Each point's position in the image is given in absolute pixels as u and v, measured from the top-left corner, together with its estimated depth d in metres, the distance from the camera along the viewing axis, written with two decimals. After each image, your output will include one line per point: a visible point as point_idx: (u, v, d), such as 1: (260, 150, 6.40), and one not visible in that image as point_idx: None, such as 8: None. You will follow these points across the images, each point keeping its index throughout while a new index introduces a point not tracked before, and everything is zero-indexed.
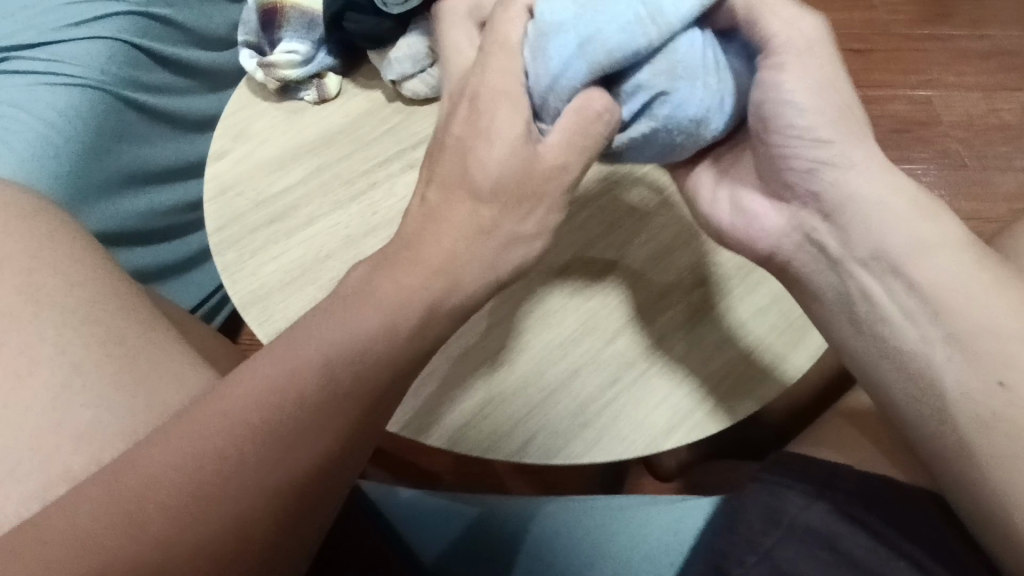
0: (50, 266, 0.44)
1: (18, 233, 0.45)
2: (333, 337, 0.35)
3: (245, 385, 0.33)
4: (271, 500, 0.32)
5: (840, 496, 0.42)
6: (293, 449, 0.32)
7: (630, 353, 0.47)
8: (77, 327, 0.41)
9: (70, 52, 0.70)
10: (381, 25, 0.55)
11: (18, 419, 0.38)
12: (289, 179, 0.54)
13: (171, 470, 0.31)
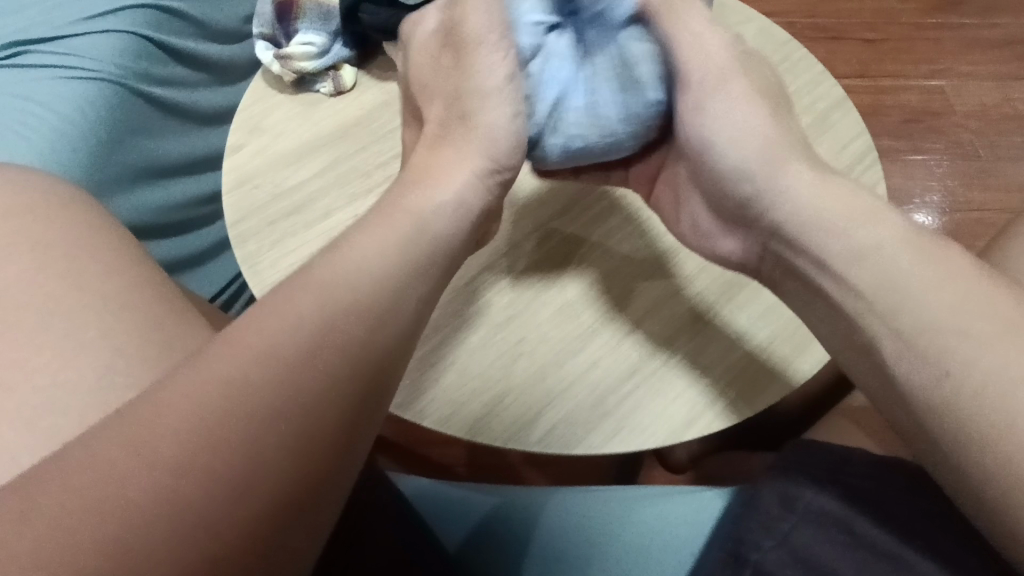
0: (81, 254, 0.44)
1: (49, 223, 0.45)
2: (364, 279, 0.33)
3: (260, 330, 0.31)
4: (300, 460, 0.29)
5: (853, 480, 0.42)
6: (319, 392, 0.30)
7: (649, 347, 0.47)
8: (108, 314, 0.42)
9: (86, 46, 0.70)
10: (396, 17, 0.56)
11: (55, 407, 0.38)
12: (306, 173, 0.54)
13: (164, 441, 0.27)
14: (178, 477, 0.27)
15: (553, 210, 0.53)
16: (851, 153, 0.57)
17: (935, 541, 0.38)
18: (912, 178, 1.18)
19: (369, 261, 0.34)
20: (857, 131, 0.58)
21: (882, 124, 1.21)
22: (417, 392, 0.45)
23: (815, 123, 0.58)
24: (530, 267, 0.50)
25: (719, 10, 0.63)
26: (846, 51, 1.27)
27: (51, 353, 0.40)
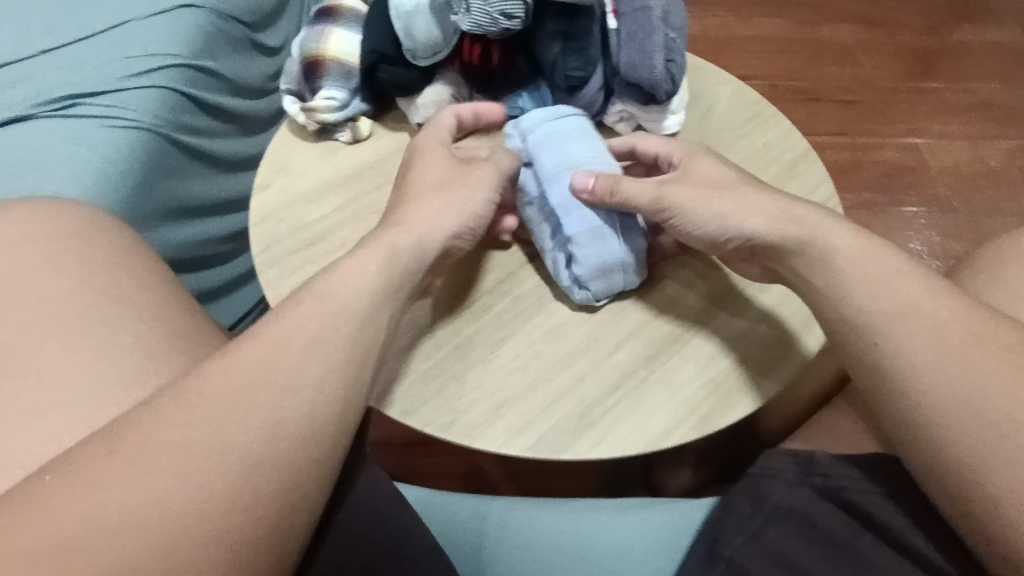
0: (99, 272, 0.49)
1: (71, 245, 0.50)
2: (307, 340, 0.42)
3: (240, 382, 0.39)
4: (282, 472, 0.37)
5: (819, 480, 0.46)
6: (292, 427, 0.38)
7: (629, 366, 0.52)
8: (120, 327, 0.46)
9: (128, 100, 0.78)
10: (410, 76, 0.61)
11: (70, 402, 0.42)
12: (325, 210, 0.60)
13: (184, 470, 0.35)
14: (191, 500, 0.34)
15: None
16: (816, 198, 0.63)
17: (887, 525, 0.43)
18: (892, 228, 1.27)
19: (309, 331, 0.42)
20: (820, 179, 0.64)
21: (862, 179, 1.31)
22: (422, 401, 0.50)
23: (781, 171, 0.65)
24: (524, 292, 0.55)
25: (695, 72, 0.72)
26: (826, 111, 1.39)
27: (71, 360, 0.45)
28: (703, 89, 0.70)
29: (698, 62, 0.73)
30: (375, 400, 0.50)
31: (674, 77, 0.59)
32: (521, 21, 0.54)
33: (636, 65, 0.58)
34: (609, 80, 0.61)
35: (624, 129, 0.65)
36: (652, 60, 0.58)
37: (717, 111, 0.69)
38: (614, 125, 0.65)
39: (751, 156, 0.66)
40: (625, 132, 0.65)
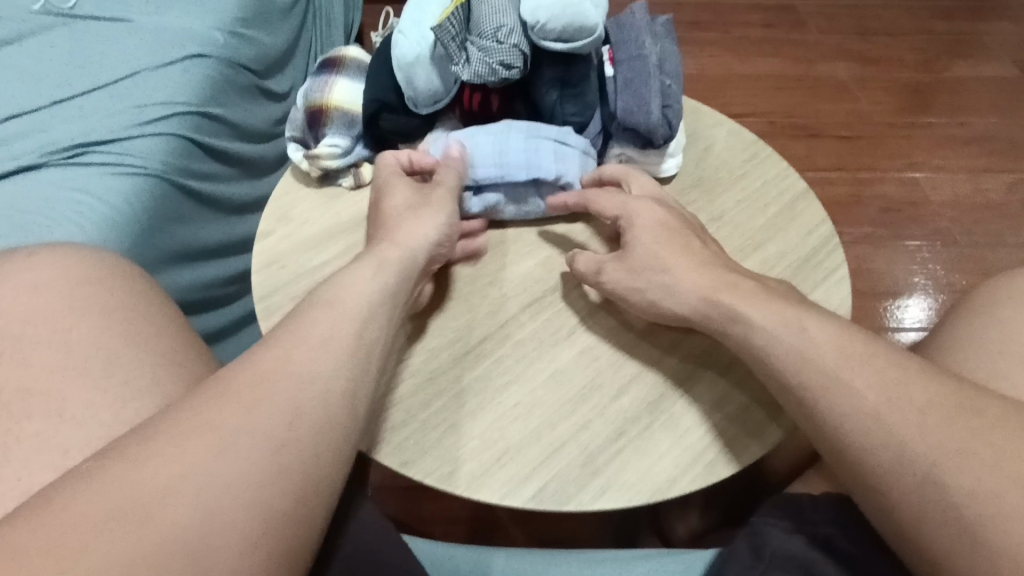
0: (99, 318, 0.49)
1: (72, 289, 0.50)
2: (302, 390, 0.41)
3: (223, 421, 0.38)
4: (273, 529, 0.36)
5: (814, 532, 0.45)
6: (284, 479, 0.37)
7: (632, 412, 0.51)
8: (118, 375, 0.46)
9: (136, 147, 0.79)
10: (411, 123, 0.63)
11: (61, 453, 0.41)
12: (327, 256, 0.61)
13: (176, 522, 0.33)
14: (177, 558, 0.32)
15: (547, 285, 0.58)
16: (816, 238, 0.63)
17: None
18: (895, 261, 1.27)
19: (306, 378, 0.41)
20: (820, 218, 0.65)
21: (863, 213, 1.32)
22: (422, 450, 0.49)
23: (781, 211, 0.65)
24: (525, 337, 0.55)
25: (692, 114, 0.73)
26: (824, 146, 1.40)
27: (65, 412, 0.44)
28: (701, 131, 0.71)
29: (694, 105, 0.74)
30: (374, 450, 0.49)
31: (671, 122, 0.60)
32: (519, 70, 0.56)
33: (633, 111, 0.59)
34: (607, 123, 0.63)
35: None
36: (649, 106, 0.58)
37: (714, 152, 0.70)
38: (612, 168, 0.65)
39: (750, 197, 0.66)
40: None
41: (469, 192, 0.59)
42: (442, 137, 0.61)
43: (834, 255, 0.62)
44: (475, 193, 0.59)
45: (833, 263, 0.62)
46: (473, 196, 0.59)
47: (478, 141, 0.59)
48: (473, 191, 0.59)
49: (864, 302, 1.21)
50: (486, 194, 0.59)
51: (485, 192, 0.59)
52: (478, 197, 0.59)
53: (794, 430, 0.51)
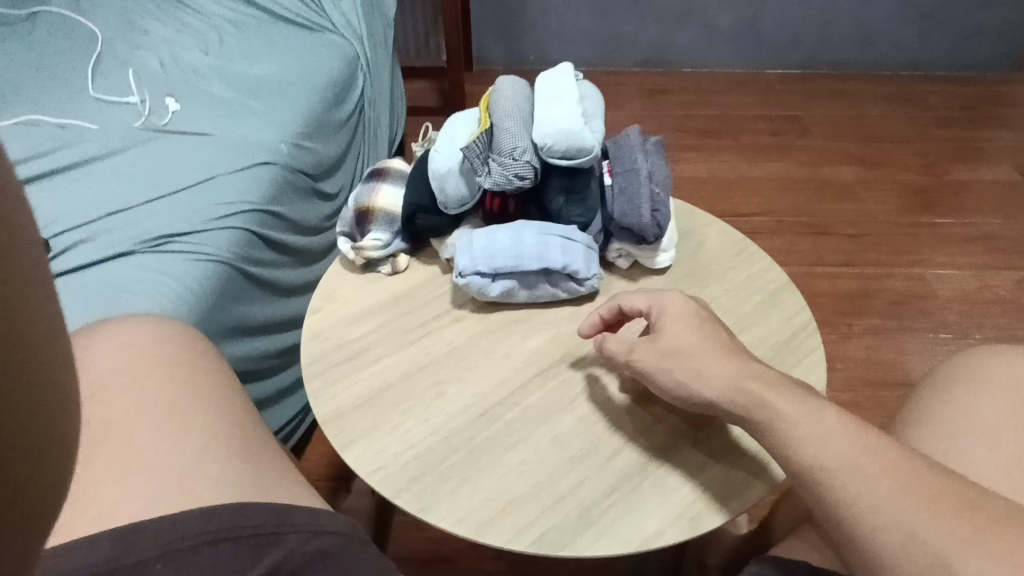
0: None
1: None
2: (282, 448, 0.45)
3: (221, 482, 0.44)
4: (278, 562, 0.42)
5: None
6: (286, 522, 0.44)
7: (625, 471, 0.58)
8: None
9: (209, 237, 0.93)
10: (442, 222, 0.75)
11: None
12: (365, 329, 0.70)
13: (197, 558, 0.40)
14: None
15: (553, 358, 0.67)
16: (796, 323, 0.71)
17: None
18: (908, 352, 1.31)
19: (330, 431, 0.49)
20: (799, 306, 0.73)
21: (872, 306, 1.38)
22: (439, 499, 0.56)
23: (767, 298, 0.74)
24: (531, 403, 0.63)
25: (686, 215, 0.84)
26: (831, 243, 1.49)
27: None
28: (694, 229, 0.82)
29: (688, 207, 0.85)
30: (397, 497, 0.56)
31: (662, 222, 0.71)
32: (530, 181, 0.68)
33: (628, 214, 0.70)
34: (607, 224, 0.73)
35: (623, 263, 0.76)
36: (640, 210, 0.70)
37: (706, 247, 0.80)
38: (614, 260, 0.76)
39: (739, 286, 0.75)
40: (624, 265, 0.76)
41: (488, 278, 0.69)
42: (465, 234, 0.71)
43: (813, 338, 0.70)
44: (493, 279, 0.69)
45: (812, 345, 0.69)
46: (491, 281, 0.69)
47: (497, 237, 0.70)
48: (492, 278, 0.69)
49: (879, 391, 1.24)
50: (502, 280, 0.69)
51: (502, 278, 0.69)
52: (496, 282, 0.70)
53: (769, 493, 0.57)
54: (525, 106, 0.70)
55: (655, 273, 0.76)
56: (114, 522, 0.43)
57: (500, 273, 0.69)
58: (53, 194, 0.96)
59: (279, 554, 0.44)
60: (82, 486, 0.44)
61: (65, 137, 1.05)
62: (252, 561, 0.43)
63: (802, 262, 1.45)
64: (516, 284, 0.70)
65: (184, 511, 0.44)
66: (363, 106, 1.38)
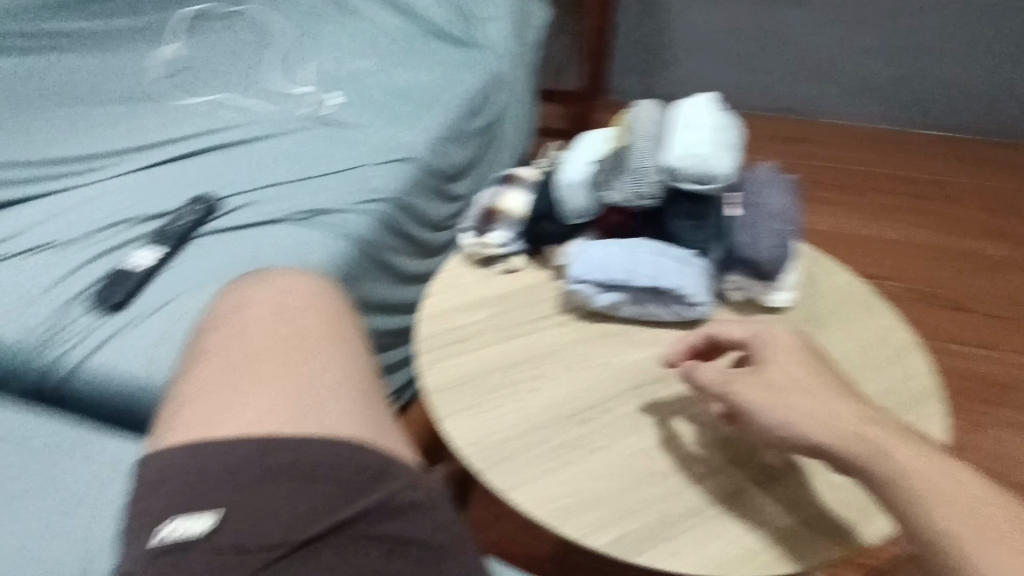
0: None
1: None
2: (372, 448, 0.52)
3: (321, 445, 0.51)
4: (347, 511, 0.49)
5: None
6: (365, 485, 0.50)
7: (708, 496, 0.58)
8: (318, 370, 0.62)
9: (352, 218, 1.03)
10: (562, 230, 0.79)
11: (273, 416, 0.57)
12: (476, 318, 0.75)
13: (290, 497, 0.49)
14: (291, 517, 0.48)
15: (651, 375, 0.68)
16: (914, 385, 0.68)
17: None
18: None
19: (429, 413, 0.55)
20: (921, 369, 0.69)
21: (1010, 396, 1.24)
22: (524, 483, 0.59)
23: (883, 352, 0.71)
24: (623, 414, 0.64)
25: (808, 260, 0.82)
26: (968, 322, 1.37)
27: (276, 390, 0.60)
28: (815, 274, 0.80)
29: (811, 252, 0.83)
30: (487, 474, 0.60)
31: (782, 260, 0.70)
32: (653, 198, 0.71)
33: (748, 247, 0.70)
34: (728, 255, 0.73)
35: (737, 297, 0.74)
36: (761, 245, 0.70)
37: (825, 294, 0.78)
38: (730, 293, 0.75)
39: (857, 338, 0.72)
40: (739, 299, 0.74)
41: (598, 289, 0.72)
42: (580, 246, 0.74)
43: (931, 404, 0.66)
44: (602, 291, 0.72)
45: (929, 411, 0.66)
46: (599, 294, 0.72)
47: (611, 250, 0.72)
48: (601, 289, 0.72)
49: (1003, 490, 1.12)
50: (610, 293, 0.72)
51: (610, 291, 0.72)
52: (604, 295, 0.72)
53: (854, 551, 0.55)
54: (659, 129, 0.73)
55: (768, 311, 0.75)
56: (248, 436, 0.51)
57: (609, 286, 0.71)
58: (230, 162, 1.10)
59: (380, 495, 0.50)
60: (236, 405, 0.53)
61: (246, 116, 1.21)
62: (358, 492, 0.50)
63: (931, 336, 1.34)
64: (625, 299, 0.72)
65: (314, 437, 0.52)
66: (498, 119, 1.47)
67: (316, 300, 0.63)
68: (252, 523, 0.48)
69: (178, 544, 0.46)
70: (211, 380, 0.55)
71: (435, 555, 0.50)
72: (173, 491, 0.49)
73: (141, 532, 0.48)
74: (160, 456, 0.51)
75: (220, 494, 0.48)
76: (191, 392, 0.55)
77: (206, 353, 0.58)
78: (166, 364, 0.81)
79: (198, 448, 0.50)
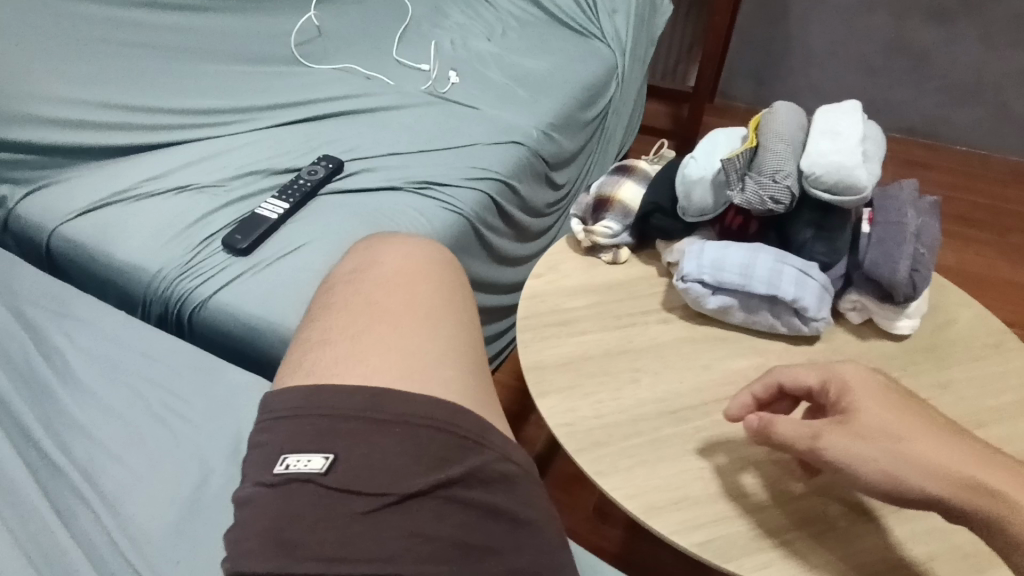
0: None
1: None
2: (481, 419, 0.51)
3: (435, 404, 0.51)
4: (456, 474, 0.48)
5: None
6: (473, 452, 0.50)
7: (803, 519, 0.56)
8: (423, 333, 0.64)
9: (460, 193, 1.06)
10: (675, 226, 0.77)
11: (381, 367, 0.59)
12: (576, 303, 0.76)
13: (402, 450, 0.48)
14: (401, 469, 0.47)
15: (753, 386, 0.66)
16: None
17: None
18: None
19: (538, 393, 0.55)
20: None
21: None
22: (612, 470, 0.59)
23: (1019, 402, 0.64)
24: (721, 420, 0.63)
25: (939, 290, 0.76)
26: None
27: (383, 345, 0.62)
28: (945, 306, 0.74)
29: (943, 282, 0.77)
30: (576, 455, 0.60)
31: (915, 284, 0.66)
32: (784, 207, 0.67)
33: (880, 265, 0.66)
34: (850, 271, 0.70)
35: (854, 317, 0.71)
36: (897, 264, 0.65)
37: (956, 329, 0.72)
38: (845, 311, 0.71)
39: (988, 379, 0.66)
40: (855, 320, 0.71)
41: (708, 290, 0.70)
42: (695, 244, 0.73)
43: None
44: (712, 293, 0.70)
45: None
46: (709, 294, 0.70)
47: (725, 252, 0.70)
48: (711, 291, 0.70)
49: None
50: (721, 295, 0.69)
51: (721, 294, 0.69)
52: (713, 297, 0.70)
53: None
54: (800, 135, 0.70)
55: (888, 337, 0.70)
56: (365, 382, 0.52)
57: (720, 288, 0.69)
58: (353, 128, 1.16)
59: (478, 462, 0.50)
60: (353, 349, 0.54)
61: (371, 86, 1.26)
62: (457, 456, 0.49)
63: None
64: (734, 304, 0.70)
65: (423, 395, 0.51)
66: (608, 112, 1.45)
67: (434, 265, 0.64)
68: (364, 469, 0.47)
69: (290, 481, 0.47)
70: (330, 322, 0.58)
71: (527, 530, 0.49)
72: (290, 428, 0.49)
73: (254, 464, 0.49)
74: (276, 395, 0.52)
75: (329, 437, 0.48)
76: (312, 331, 0.58)
77: (329, 304, 0.60)
78: (283, 308, 0.86)
79: (314, 390, 0.51)
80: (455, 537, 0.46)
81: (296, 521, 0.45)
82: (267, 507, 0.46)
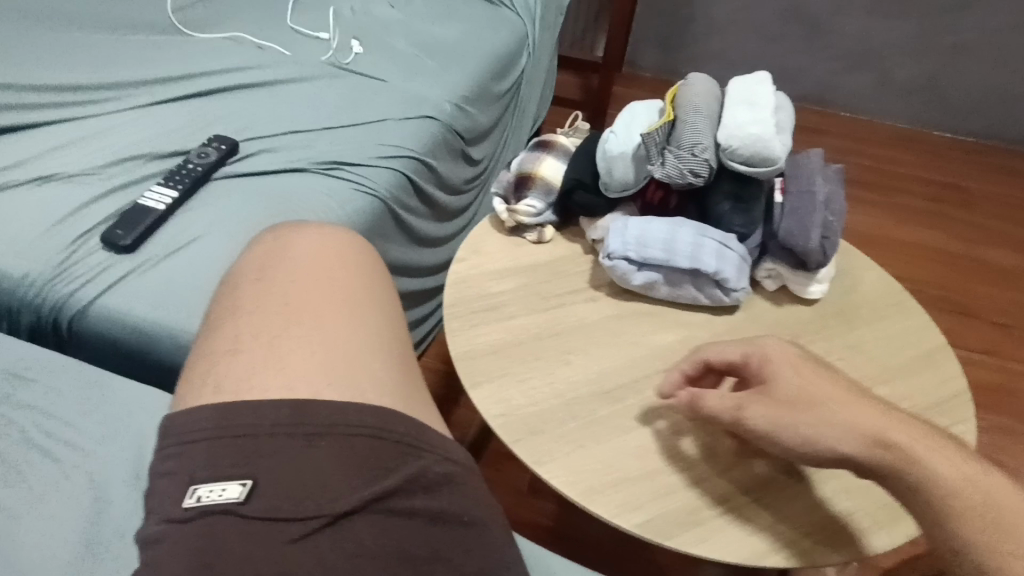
0: None
1: None
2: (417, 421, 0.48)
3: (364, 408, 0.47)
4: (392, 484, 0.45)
5: None
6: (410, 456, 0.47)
7: (737, 486, 0.57)
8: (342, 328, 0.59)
9: (371, 172, 1.00)
10: (597, 202, 0.76)
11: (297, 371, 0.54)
12: (503, 286, 0.73)
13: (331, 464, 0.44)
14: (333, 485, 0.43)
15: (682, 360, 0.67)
16: (948, 388, 0.66)
17: None
18: None
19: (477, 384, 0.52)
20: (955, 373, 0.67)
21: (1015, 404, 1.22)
22: (550, 458, 0.58)
23: (917, 356, 0.69)
24: (653, 396, 0.63)
25: (845, 254, 0.80)
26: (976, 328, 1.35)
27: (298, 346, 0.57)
28: (851, 269, 0.78)
29: (848, 247, 0.81)
30: (513, 446, 0.58)
31: (825, 251, 0.68)
32: (703, 179, 0.68)
33: (793, 234, 0.68)
34: (765, 241, 0.72)
35: (769, 284, 0.73)
36: (808, 234, 0.67)
37: (860, 291, 0.76)
38: (761, 279, 0.73)
39: (891, 336, 0.71)
40: (770, 287, 0.73)
41: (634, 266, 0.70)
42: (618, 220, 0.72)
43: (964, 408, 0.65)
44: (637, 268, 0.69)
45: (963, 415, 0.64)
46: (634, 270, 0.69)
47: (647, 227, 0.70)
48: (636, 267, 0.69)
49: None
50: (646, 270, 0.69)
51: (646, 269, 0.69)
52: (639, 272, 0.70)
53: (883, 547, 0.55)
54: (715, 107, 0.71)
55: (801, 301, 0.73)
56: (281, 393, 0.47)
57: (645, 264, 0.69)
58: (247, 103, 1.06)
59: (413, 468, 0.46)
60: (263, 355, 0.49)
61: (265, 57, 1.15)
62: (390, 463, 0.46)
63: None
64: (659, 279, 0.70)
65: (346, 401, 0.47)
66: (521, 83, 1.42)
67: (348, 255, 0.59)
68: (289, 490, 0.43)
69: (203, 515, 0.41)
70: (236, 325, 0.52)
71: (471, 533, 0.47)
72: (197, 454, 0.44)
73: (161, 495, 0.44)
74: (186, 414, 0.46)
75: (249, 459, 0.44)
76: (214, 336, 0.52)
77: (232, 306, 0.54)
78: (178, 309, 0.78)
79: (228, 407, 0.45)
80: (393, 551, 0.43)
81: (211, 558, 0.40)
82: (181, 541, 0.41)
